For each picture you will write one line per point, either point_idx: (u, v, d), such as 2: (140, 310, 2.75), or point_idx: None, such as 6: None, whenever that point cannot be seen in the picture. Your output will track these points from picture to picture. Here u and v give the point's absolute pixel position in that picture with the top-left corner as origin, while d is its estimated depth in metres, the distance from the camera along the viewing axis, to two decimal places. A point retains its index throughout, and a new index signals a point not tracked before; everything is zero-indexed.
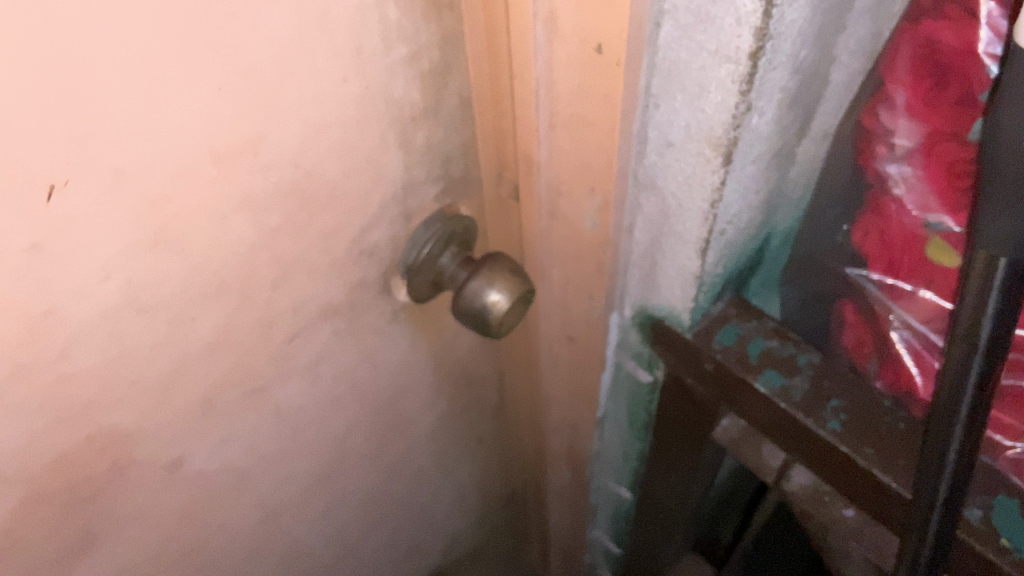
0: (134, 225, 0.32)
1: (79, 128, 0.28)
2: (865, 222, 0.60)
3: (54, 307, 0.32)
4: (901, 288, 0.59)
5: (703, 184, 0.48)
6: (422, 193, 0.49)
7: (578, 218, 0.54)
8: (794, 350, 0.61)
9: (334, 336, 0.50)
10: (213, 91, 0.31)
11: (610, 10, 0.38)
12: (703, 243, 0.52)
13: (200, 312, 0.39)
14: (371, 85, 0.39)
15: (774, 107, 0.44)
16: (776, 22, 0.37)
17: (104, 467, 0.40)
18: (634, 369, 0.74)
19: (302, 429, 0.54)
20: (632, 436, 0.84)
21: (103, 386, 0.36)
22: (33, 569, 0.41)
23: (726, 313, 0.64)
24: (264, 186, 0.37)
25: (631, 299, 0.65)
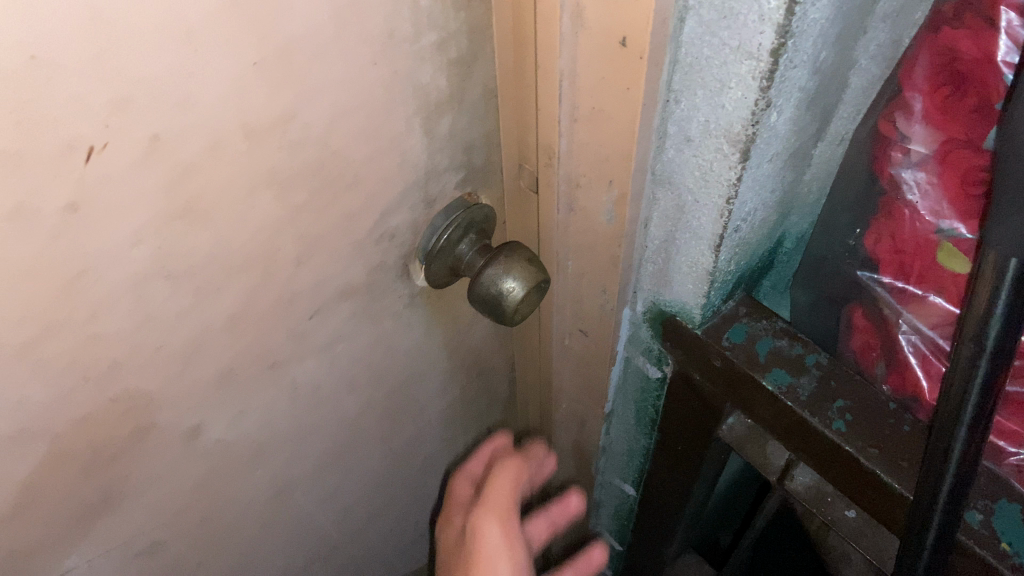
0: (166, 193, 0.33)
1: (120, 94, 0.29)
2: (879, 227, 0.61)
3: (87, 268, 0.33)
4: (912, 292, 0.60)
5: (720, 179, 0.48)
6: (443, 180, 0.50)
7: (596, 211, 0.55)
8: (802, 350, 0.62)
9: (352, 317, 0.51)
10: (248, 66, 0.32)
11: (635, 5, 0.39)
12: (717, 240, 0.53)
13: (226, 283, 0.40)
14: (399, 70, 0.40)
15: (792, 106, 0.45)
16: (798, 20, 0.38)
17: (126, 430, 0.41)
18: (643, 365, 0.75)
19: (318, 407, 0.55)
20: (637, 434, 0.86)
21: (129, 350, 0.37)
22: (52, 530, 0.42)
23: (736, 312, 0.65)
24: (292, 163, 0.38)
25: (644, 293, 0.66)
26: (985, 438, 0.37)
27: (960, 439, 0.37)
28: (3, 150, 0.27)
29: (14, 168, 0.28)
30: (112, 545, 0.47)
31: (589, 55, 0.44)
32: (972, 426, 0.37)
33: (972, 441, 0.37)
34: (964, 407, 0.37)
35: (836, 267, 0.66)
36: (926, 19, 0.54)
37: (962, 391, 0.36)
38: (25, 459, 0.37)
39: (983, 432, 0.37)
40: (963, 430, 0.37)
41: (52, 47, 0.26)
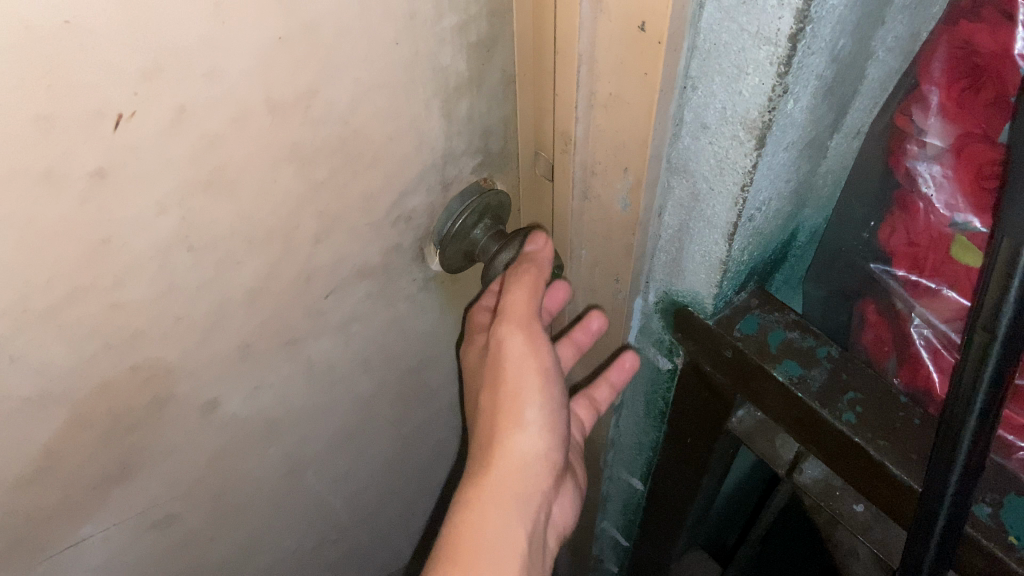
0: (189, 164, 0.34)
1: (150, 63, 0.29)
2: (893, 220, 0.61)
3: (112, 235, 0.33)
4: (925, 285, 0.60)
5: (735, 167, 0.49)
6: (461, 163, 0.51)
7: (610, 198, 0.55)
8: (813, 342, 0.62)
9: (367, 297, 0.52)
10: (273, 40, 0.33)
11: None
12: (731, 228, 0.53)
13: (246, 257, 0.40)
14: (420, 50, 0.41)
15: (809, 94, 0.45)
16: (817, 5, 0.38)
17: (144, 400, 0.42)
18: (655, 356, 0.75)
19: (333, 386, 0.56)
20: (646, 427, 0.86)
21: (150, 319, 0.38)
22: (70, 497, 0.43)
23: (748, 304, 0.66)
24: (313, 140, 0.39)
25: (656, 283, 0.67)
26: (996, 426, 0.37)
27: (970, 427, 0.38)
28: (36, 112, 0.28)
29: (46, 132, 0.28)
30: (127, 515, 0.48)
31: (608, 40, 0.44)
32: (982, 413, 0.37)
33: (983, 428, 0.38)
34: (975, 393, 0.37)
35: (850, 261, 0.66)
36: (944, 13, 0.54)
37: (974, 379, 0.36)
38: (45, 424, 0.38)
39: (994, 419, 0.37)
40: (975, 417, 0.37)
41: (86, 14, 0.27)
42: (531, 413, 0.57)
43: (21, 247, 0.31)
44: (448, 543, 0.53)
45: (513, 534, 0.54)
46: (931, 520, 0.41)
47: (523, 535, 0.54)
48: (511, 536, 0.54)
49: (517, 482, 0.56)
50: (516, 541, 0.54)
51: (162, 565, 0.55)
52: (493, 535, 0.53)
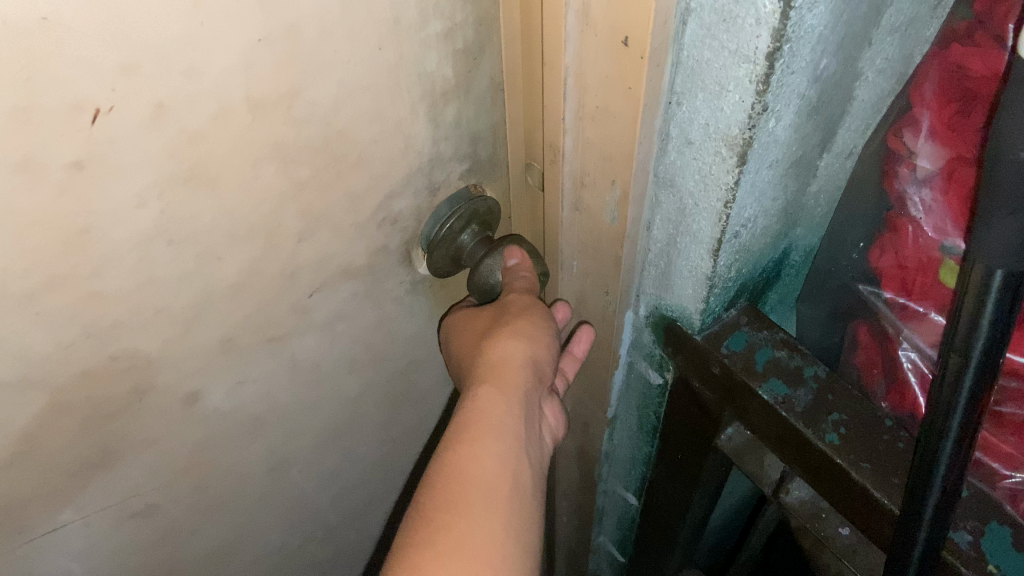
0: (168, 158, 0.35)
1: (128, 59, 0.30)
2: (883, 241, 0.61)
3: (92, 225, 0.34)
4: (913, 309, 0.60)
5: (718, 182, 0.49)
6: (448, 168, 0.51)
7: (598, 209, 0.56)
8: (800, 361, 0.61)
9: (353, 297, 0.53)
10: (253, 42, 0.34)
11: (638, 5, 0.40)
12: (715, 243, 0.53)
13: (229, 251, 0.41)
14: (405, 56, 0.41)
15: (791, 112, 0.46)
16: (794, 25, 0.39)
17: (124, 390, 0.42)
18: (646, 371, 0.76)
19: (318, 383, 0.56)
20: (639, 442, 0.86)
21: (130, 309, 0.39)
22: (49, 482, 0.44)
23: (738, 320, 0.65)
24: (295, 140, 0.39)
25: (647, 297, 0.67)
26: (971, 453, 0.36)
27: (946, 454, 0.36)
28: (12, 104, 0.29)
29: (24, 122, 0.29)
30: (109, 502, 0.49)
31: (593, 51, 0.45)
32: (958, 440, 0.35)
33: (958, 457, 0.36)
34: (950, 418, 0.35)
35: (840, 281, 0.66)
36: (937, 36, 0.55)
37: (947, 405, 0.35)
38: (23, 409, 0.39)
39: (968, 449, 0.36)
40: (949, 445, 0.36)
41: (63, 11, 0.28)
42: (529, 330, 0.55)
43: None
44: (456, 423, 0.50)
45: (518, 417, 0.51)
46: (907, 549, 0.40)
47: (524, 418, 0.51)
48: (515, 418, 0.51)
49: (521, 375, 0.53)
50: (519, 423, 0.51)
51: (144, 554, 0.56)
52: (500, 412, 0.50)
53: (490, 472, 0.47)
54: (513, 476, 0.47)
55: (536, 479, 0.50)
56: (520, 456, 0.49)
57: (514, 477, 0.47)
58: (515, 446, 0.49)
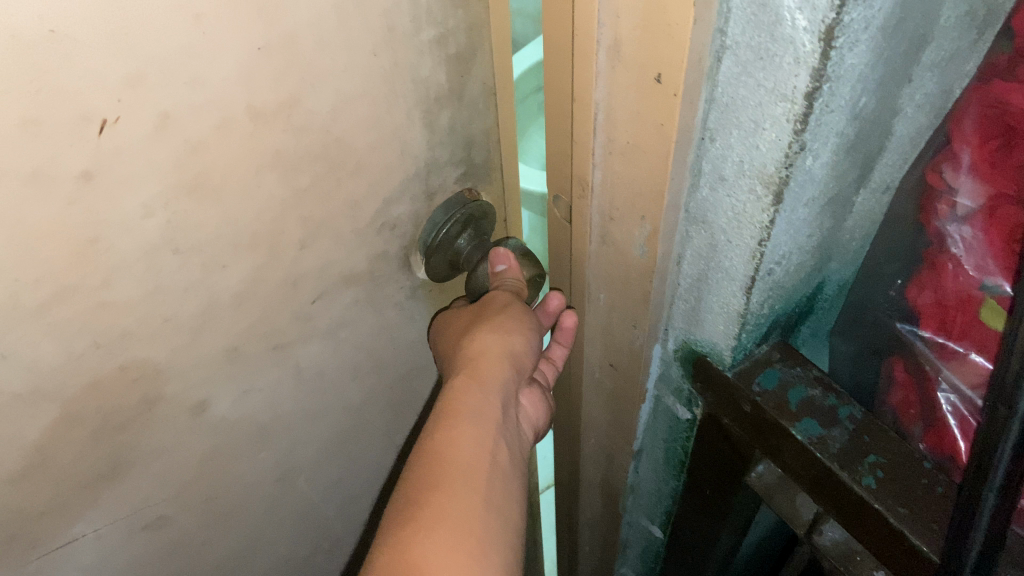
0: (174, 168, 0.35)
1: (133, 69, 0.30)
2: (921, 279, 0.59)
3: (100, 236, 0.34)
4: (952, 349, 0.58)
5: (753, 220, 0.48)
6: (444, 173, 0.50)
7: (627, 243, 0.55)
8: (835, 401, 0.59)
9: (354, 303, 0.52)
10: (253, 51, 0.34)
11: (671, 43, 0.39)
12: (748, 281, 0.52)
13: (233, 259, 0.41)
14: (400, 62, 0.41)
15: (829, 150, 0.44)
16: (834, 65, 0.37)
17: (132, 400, 0.42)
18: (674, 405, 0.74)
19: (321, 393, 0.56)
20: (666, 475, 0.84)
21: (138, 319, 0.39)
22: (59, 495, 0.43)
23: (770, 356, 0.63)
24: (296, 148, 0.39)
25: (675, 331, 0.66)
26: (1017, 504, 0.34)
27: (989, 503, 0.34)
28: (23, 116, 0.29)
29: (34, 135, 0.29)
30: (118, 515, 0.48)
31: (626, 86, 0.45)
32: (1002, 492, 0.34)
33: (1002, 508, 0.34)
34: (994, 467, 0.33)
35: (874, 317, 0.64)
36: (978, 71, 0.53)
37: (990, 453, 0.33)
38: (35, 420, 0.38)
39: (1014, 500, 0.34)
40: (993, 494, 0.34)
41: (70, 23, 0.28)
42: (510, 327, 0.54)
43: (9, 245, 0.32)
44: (434, 415, 0.49)
45: (496, 406, 0.50)
46: None
47: (500, 405, 0.51)
48: (491, 407, 0.50)
49: (498, 368, 0.53)
50: (495, 410, 0.50)
51: (154, 568, 0.56)
52: (476, 400, 0.50)
53: (470, 456, 0.46)
54: (491, 460, 0.47)
55: (514, 463, 0.49)
56: (497, 440, 0.49)
57: (494, 461, 0.47)
58: (493, 433, 0.49)
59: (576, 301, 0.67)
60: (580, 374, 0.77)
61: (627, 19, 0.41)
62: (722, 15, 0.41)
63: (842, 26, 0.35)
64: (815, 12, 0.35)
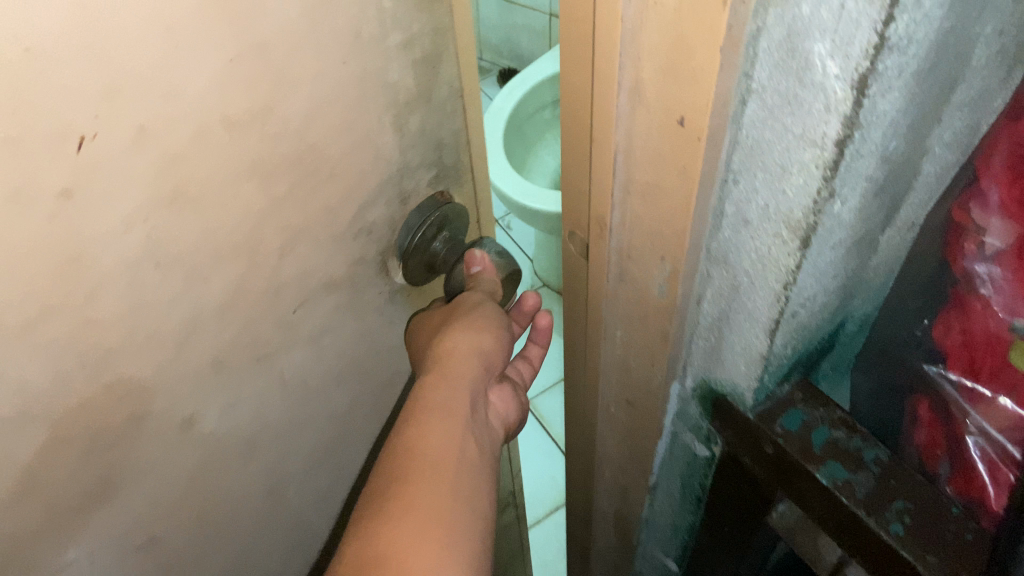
0: (153, 179, 0.33)
1: (112, 82, 0.29)
2: (948, 318, 0.57)
3: (83, 253, 0.32)
4: (980, 392, 0.55)
5: (777, 265, 0.46)
6: (418, 176, 0.49)
7: (647, 282, 0.54)
8: (860, 443, 0.57)
9: (336, 310, 0.50)
10: (223, 61, 0.33)
11: (696, 87, 0.38)
12: (772, 324, 0.50)
13: (213, 269, 0.39)
14: (368, 69, 0.40)
15: (857, 194, 0.43)
16: (867, 111, 0.36)
17: (117, 422, 0.39)
18: (691, 443, 0.72)
19: (308, 407, 0.53)
20: (681, 511, 0.83)
21: (124, 335, 0.37)
22: (51, 519, 0.39)
23: (792, 397, 0.61)
24: (272, 156, 0.38)
25: (694, 368, 0.64)
26: None
27: None
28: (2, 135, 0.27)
29: (15, 151, 0.28)
30: (111, 538, 0.44)
31: (647, 127, 0.43)
32: None
33: None
34: None
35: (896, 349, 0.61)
36: (1005, 109, 0.52)
37: None
38: (24, 440, 0.35)
39: None
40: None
41: (46, 38, 0.27)
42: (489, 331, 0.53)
43: None
44: (403, 413, 0.48)
45: (467, 399, 0.49)
46: None
47: (470, 398, 0.50)
48: (461, 399, 0.49)
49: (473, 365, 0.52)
50: (464, 403, 0.49)
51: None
52: (446, 394, 0.49)
53: (443, 452, 0.45)
54: (460, 451, 0.46)
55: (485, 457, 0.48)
56: (466, 432, 0.48)
57: (463, 452, 0.46)
58: (462, 425, 0.47)
59: (591, 338, 0.65)
60: (595, 409, 0.75)
61: (648, 58, 0.40)
62: (750, 59, 0.38)
63: (875, 74, 0.34)
64: (847, 59, 0.34)
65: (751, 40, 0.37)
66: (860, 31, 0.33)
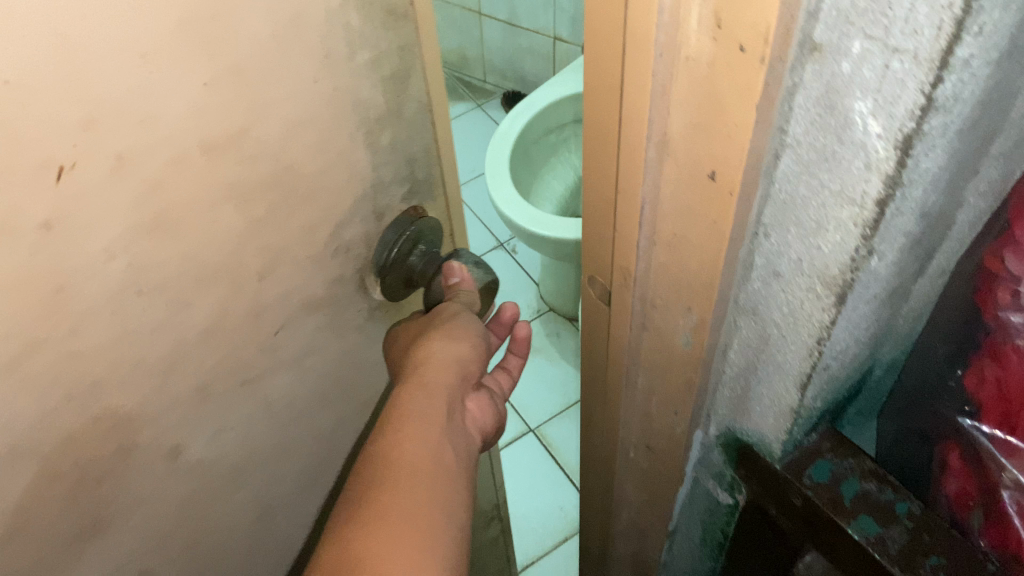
0: (134, 205, 0.30)
1: (89, 111, 0.27)
2: (981, 367, 0.53)
3: (65, 284, 0.30)
4: (1014, 444, 0.52)
5: (810, 320, 0.43)
6: (391, 192, 0.45)
7: (671, 333, 0.52)
8: (892, 495, 0.54)
9: (318, 331, 0.46)
10: (199, 85, 0.30)
11: (730, 144, 0.37)
12: (803, 379, 0.47)
13: (196, 296, 0.36)
14: (342, 88, 0.37)
15: (897, 250, 0.40)
16: (910, 171, 0.33)
17: (105, 454, 0.36)
18: (714, 489, 0.70)
19: (296, 441, 0.50)
20: (700, 556, 0.80)
21: (110, 365, 0.33)
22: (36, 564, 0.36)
23: (820, 446, 0.58)
24: (249, 179, 0.35)
25: (719, 417, 0.62)
26: None
27: None
28: None
29: None
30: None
31: (677, 179, 0.42)
32: None
33: None
34: None
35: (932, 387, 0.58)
36: None
37: None
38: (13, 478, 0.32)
39: None
40: None
41: (24, 72, 0.25)
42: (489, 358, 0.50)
43: None
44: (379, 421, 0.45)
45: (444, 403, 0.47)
46: None
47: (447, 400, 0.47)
48: (438, 402, 0.46)
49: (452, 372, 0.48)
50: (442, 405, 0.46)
51: None
52: (421, 398, 0.46)
53: (421, 460, 0.43)
54: (438, 459, 0.44)
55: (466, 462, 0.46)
56: (444, 437, 0.45)
57: (442, 461, 0.44)
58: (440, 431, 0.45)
59: (612, 378, 0.64)
60: (617, 451, 0.73)
61: (678, 113, 0.39)
62: (783, 113, 0.36)
63: (921, 136, 0.32)
64: (892, 119, 0.32)
65: (786, 95, 0.35)
66: (905, 92, 0.30)
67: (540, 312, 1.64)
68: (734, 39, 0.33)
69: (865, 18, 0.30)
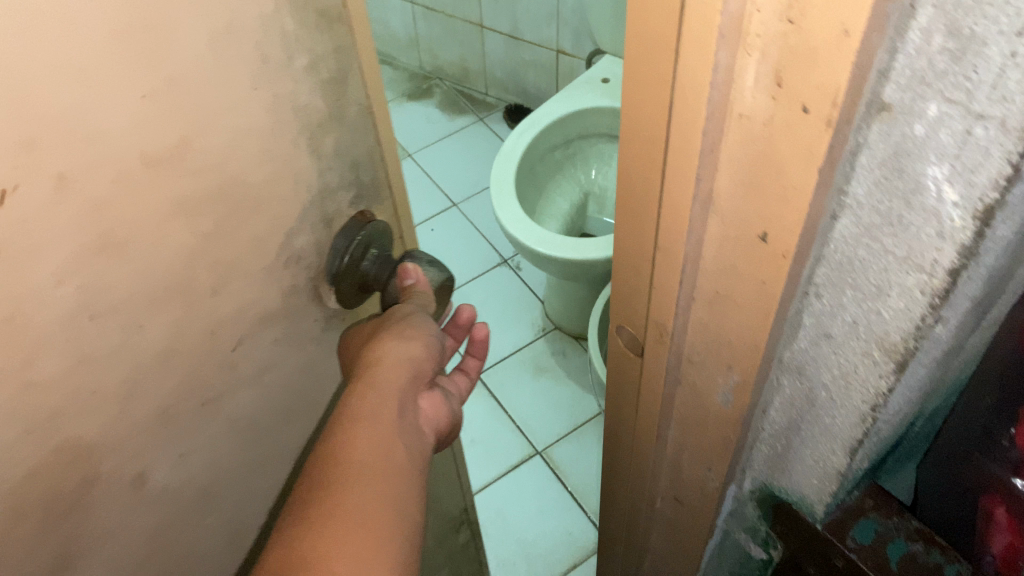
0: (78, 218, 0.23)
1: (27, 127, 0.20)
2: None
3: (17, 311, 0.22)
4: None
5: (864, 386, 0.34)
6: (337, 200, 0.36)
7: (708, 393, 0.40)
8: (944, 559, 0.42)
9: (276, 344, 0.35)
10: (137, 100, 0.23)
11: (786, 205, 0.28)
12: (845, 463, 0.39)
13: (155, 313, 0.27)
14: (279, 96, 0.29)
15: (977, 295, 0.31)
16: (994, 233, 0.26)
17: (66, 488, 0.27)
18: (748, 544, 0.66)
19: (262, 468, 0.38)
20: None
21: (71, 393, 0.25)
22: None
23: (863, 503, 0.46)
24: (197, 194, 0.27)
25: (753, 472, 0.50)
26: None
27: None
28: None
29: None
30: None
31: (719, 239, 0.32)
32: None
33: None
34: None
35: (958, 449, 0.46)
36: None
37: None
38: None
39: None
40: None
41: None
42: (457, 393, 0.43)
43: None
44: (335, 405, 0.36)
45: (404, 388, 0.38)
46: None
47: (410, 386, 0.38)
48: (400, 387, 0.38)
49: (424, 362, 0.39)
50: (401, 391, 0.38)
51: None
52: (387, 380, 0.37)
53: (375, 457, 0.34)
54: (394, 460, 0.35)
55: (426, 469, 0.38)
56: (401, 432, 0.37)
57: (399, 462, 0.35)
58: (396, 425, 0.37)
59: (635, 443, 0.51)
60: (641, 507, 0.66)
61: (723, 169, 0.29)
62: (843, 173, 0.28)
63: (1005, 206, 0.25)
64: (974, 188, 0.24)
65: (847, 156, 0.27)
66: (989, 159, 0.24)
67: (544, 330, 1.20)
68: (799, 100, 0.24)
69: (944, 80, 0.23)
